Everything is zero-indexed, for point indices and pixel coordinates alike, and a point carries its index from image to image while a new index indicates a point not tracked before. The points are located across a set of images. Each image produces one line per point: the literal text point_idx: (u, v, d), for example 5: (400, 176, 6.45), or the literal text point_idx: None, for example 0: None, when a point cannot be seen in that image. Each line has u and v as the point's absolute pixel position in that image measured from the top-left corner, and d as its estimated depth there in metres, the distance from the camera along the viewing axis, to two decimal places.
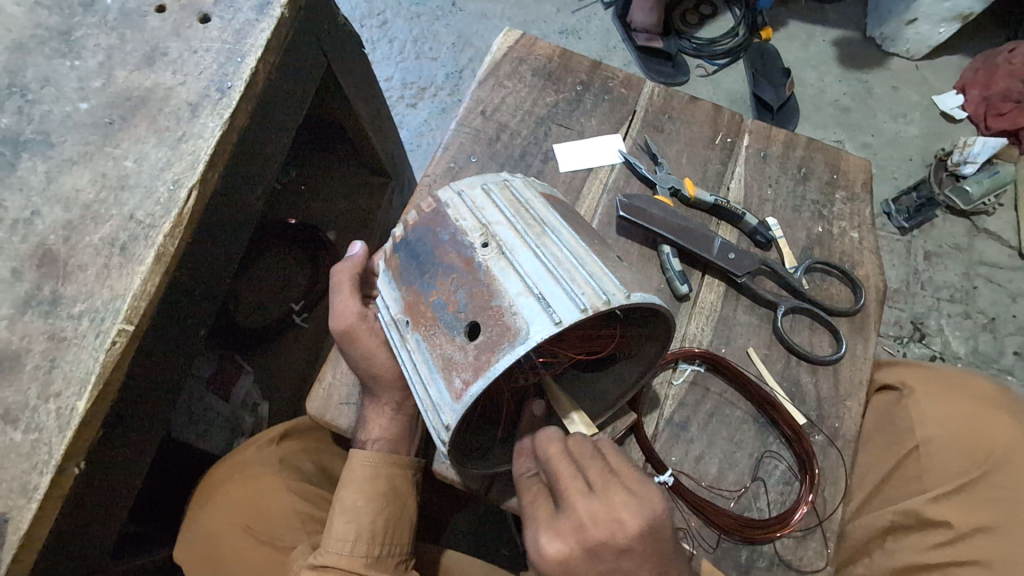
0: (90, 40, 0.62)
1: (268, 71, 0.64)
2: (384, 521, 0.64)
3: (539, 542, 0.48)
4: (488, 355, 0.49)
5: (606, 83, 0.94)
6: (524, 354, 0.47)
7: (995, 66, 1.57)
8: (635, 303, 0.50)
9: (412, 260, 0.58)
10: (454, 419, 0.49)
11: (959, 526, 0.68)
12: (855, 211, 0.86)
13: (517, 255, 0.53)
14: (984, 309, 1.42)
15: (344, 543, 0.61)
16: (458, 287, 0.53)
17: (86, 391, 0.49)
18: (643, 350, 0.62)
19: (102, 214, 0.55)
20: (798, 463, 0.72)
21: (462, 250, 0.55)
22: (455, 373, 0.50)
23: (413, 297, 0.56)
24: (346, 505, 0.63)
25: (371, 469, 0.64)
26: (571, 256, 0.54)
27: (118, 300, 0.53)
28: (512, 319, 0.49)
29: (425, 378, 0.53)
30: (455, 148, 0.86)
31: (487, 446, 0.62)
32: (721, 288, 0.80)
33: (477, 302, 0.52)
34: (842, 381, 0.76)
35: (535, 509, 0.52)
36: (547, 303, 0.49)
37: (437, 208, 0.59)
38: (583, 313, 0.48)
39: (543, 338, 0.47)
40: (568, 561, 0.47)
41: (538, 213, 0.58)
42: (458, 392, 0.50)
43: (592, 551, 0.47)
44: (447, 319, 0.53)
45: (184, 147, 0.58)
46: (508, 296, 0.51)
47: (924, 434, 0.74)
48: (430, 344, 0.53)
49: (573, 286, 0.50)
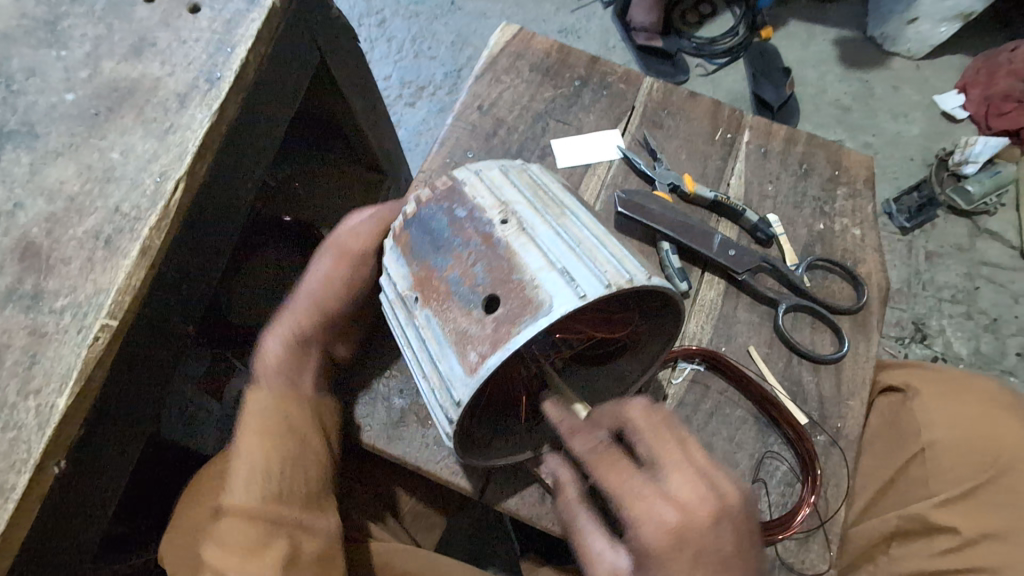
0: (77, 30, 0.61)
1: (258, 62, 0.62)
2: (282, 461, 0.59)
3: (658, 513, 0.46)
4: (507, 327, 0.47)
5: (604, 79, 0.92)
6: (547, 326, 0.46)
7: (998, 65, 1.56)
8: (656, 285, 0.50)
9: (425, 235, 0.56)
10: (468, 394, 0.48)
11: (966, 532, 0.67)
12: (857, 208, 0.85)
13: (537, 233, 0.52)
14: (986, 309, 1.41)
15: (238, 483, 0.58)
16: (475, 261, 0.52)
17: (67, 388, 0.48)
18: (649, 343, 0.61)
19: (86, 207, 0.54)
20: (800, 463, 0.70)
21: (480, 226, 0.53)
22: (470, 347, 0.49)
23: (425, 272, 0.54)
24: (239, 446, 0.60)
25: (269, 399, 0.62)
26: (592, 237, 0.53)
27: (102, 294, 0.51)
28: (534, 292, 0.48)
29: (436, 354, 0.51)
30: (451, 144, 0.85)
31: (486, 437, 0.60)
32: (721, 285, 0.79)
33: (496, 276, 0.50)
34: (844, 381, 0.75)
35: (629, 489, 0.49)
36: (571, 278, 0.48)
37: (453, 185, 0.57)
38: (608, 288, 0.47)
39: (566, 311, 0.45)
40: (687, 533, 0.46)
41: (557, 196, 0.58)
42: (473, 365, 0.48)
43: (715, 525, 0.46)
44: (463, 293, 0.51)
45: (171, 138, 0.57)
46: (529, 270, 0.49)
47: (929, 437, 0.72)
48: (442, 318, 0.51)
49: (596, 264, 0.49)
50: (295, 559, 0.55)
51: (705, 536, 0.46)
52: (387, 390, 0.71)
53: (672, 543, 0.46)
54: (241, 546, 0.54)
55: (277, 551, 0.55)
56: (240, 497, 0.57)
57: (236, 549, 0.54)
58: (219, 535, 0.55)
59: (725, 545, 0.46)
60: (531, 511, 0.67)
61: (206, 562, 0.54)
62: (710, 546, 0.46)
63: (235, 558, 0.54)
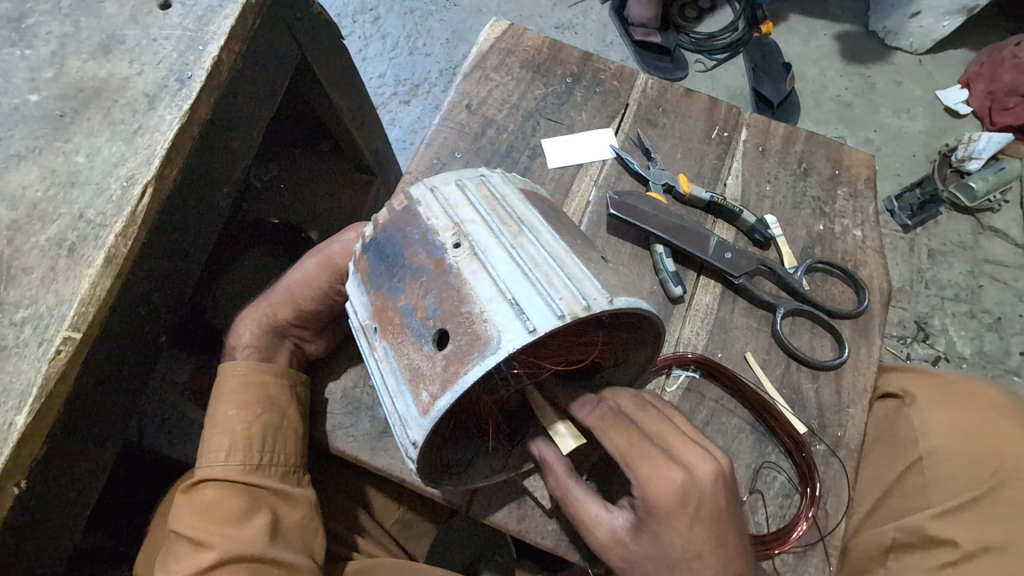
0: (42, 27, 0.59)
1: (233, 61, 0.60)
2: (261, 429, 0.61)
3: (668, 473, 0.48)
4: (456, 367, 0.45)
5: (597, 75, 0.90)
6: (496, 365, 0.43)
7: (1002, 60, 1.52)
8: (617, 309, 0.47)
9: (380, 261, 0.53)
10: (420, 436, 0.46)
11: (966, 545, 0.64)
12: (858, 208, 0.82)
13: (490, 258, 0.49)
14: (989, 308, 1.38)
15: (220, 454, 0.60)
16: (427, 291, 0.49)
17: (25, 406, 0.46)
18: (633, 356, 0.58)
19: (49, 214, 0.52)
20: (798, 475, 0.68)
21: (432, 251, 0.51)
22: (422, 385, 0.47)
23: (380, 302, 0.52)
24: (215, 418, 0.62)
25: (241, 379, 0.63)
26: (551, 258, 0.50)
27: (64, 305, 0.49)
28: (484, 327, 0.45)
29: (392, 390, 0.50)
30: (439, 144, 0.82)
31: (465, 458, 0.58)
32: (717, 289, 0.76)
33: (447, 308, 0.48)
34: (845, 388, 0.72)
35: (637, 449, 0.50)
36: (521, 309, 0.45)
37: (409, 206, 0.54)
38: (559, 321, 0.44)
39: (515, 348, 0.43)
40: (691, 493, 0.48)
41: (516, 210, 0.54)
42: (425, 405, 0.46)
43: (716, 486, 0.49)
44: (416, 326, 0.49)
45: (139, 141, 0.55)
46: (479, 302, 0.47)
47: (927, 445, 0.70)
48: (398, 353, 0.49)
49: (551, 291, 0.46)
50: (276, 528, 0.58)
51: (704, 495, 0.48)
52: (371, 399, 0.69)
53: (679, 500, 0.47)
54: (224, 515, 0.56)
55: (260, 520, 0.57)
56: (223, 468, 0.59)
57: (218, 516, 0.56)
58: (200, 503, 0.58)
59: (719, 504, 0.49)
60: (519, 525, 0.65)
61: (188, 529, 0.56)
62: (710, 503, 0.48)
63: (217, 525, 0.56)
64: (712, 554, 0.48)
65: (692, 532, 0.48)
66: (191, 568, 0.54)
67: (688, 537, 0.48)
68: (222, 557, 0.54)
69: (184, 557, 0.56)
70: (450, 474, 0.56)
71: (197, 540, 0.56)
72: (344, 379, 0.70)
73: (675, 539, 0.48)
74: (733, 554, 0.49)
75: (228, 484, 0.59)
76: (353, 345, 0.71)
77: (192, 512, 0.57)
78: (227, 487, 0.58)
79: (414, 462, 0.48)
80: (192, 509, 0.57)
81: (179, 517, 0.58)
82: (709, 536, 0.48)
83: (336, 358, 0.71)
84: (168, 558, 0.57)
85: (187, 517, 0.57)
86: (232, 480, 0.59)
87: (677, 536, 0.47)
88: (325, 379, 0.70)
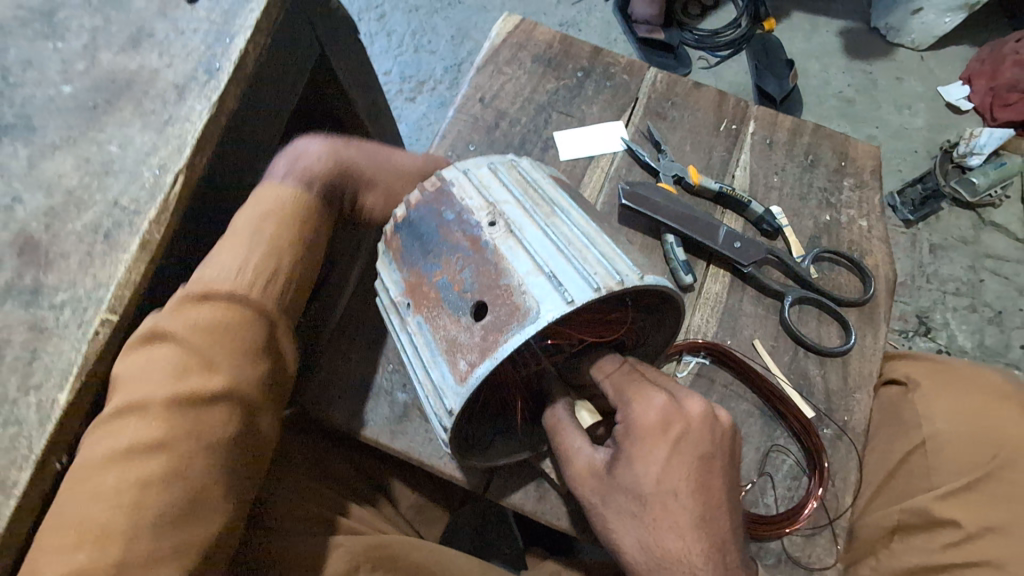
0: (73, 21, 0.60)
1: (258, 53, 0.62)
2: (297, 269, 0.56)
3: (654, 402, 0.51)
4: (495, 336, 0.47)
5: (607, 70, 0.91)
6: (534, 334, 0.45)
7: (1003, 56, 1.54)
8: (648, 285, 0.49)
9: (415, 240, 0.56)
10: (458, 403, 0.48)
11: (968, 526, 0.65)
12: (863, 199, 0.84)
13: (526, 235, 0.51)
14: (989, 302, 1.40)
15: (246, 274, 0.52)
16: (463, 266, 0.51)
17: (67, 384, 0.47)
18: (652, 337, 0.61)
19: (85, 201, 0.53)
20: (806, 457, 0.70)
21: (468, 229, 0.53)
22: (460, 355, 0.49)
23: (415, 278, 0.54)
24: (243, 229, 0.55)
25: (281, 202, 0.57)
26: (582, 236, 0.52)
27: (101, 288, 0.50)
28: (521, 298, 0.47)
29: (427, 361, 0.52)
30: (453, 136, 0.84)
31: (488, 437, 0.61)
32: (726, 278, 0.78)
33: (484, 282, 0.50)
34: (851, 373, 0.74)
35: (634, 389, 0.52)
36: (558, 282, 0.47)
37: (442, 187, 0.57)
38: (597, 292, 0.46)
39: (553, 317, 0.45)
40: (679, 429, 0.50)
41: (548, 192, 0.56)
42: (463, 374, 0.48)
43: (704, 430, 0.50)
44: (453, 300, 0.51)
45: (170, 130, 0.56)
46: (516, 275, 0.49)
47: (930, 429, 0.72)
48: (434, 326, 0.52)
49: (585, 266, 0.48)
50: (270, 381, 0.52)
51: (691, 431, 0.50)
52: (389, 384, 0.71)
53: (660, 426, 0.49)
54: (239, 340, 0.49)
55: (264, 367, 0.51)
56: (248, 291, 0.52)
57: (232, 343, 0.49)
58: (209, 318, 0.49)
59: (705, 445, 0.50)
60: (535, 506, 0.67)
61: (190, 339, 0.48)
62: (693, 438, 0.50)
63: (228, 351, 0.49)
64: (688, 493, 0.48)
65: (671, 461, 0.49)
66: (185, 386, 0.45)
67: (665, 467, 0.48)
68: (232, 388, 0.47)
69: (169, 371, 0.46)
70: (474, 450, 0.58)
71: (201, 357, 0.47)
72: (363, 364, 0.72)
73: (650, 466, 0.49)
74: (714, 501, 0.49)
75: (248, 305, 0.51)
76: (373, 331, 0.73)
77: (194, 324, 0.49)
78: (245, 312, 0.51)
79: (448, 431, 0.50)
80: (197, 321, 0.49)
81: (173, 321, 0.48)
82: (688, 477, 0.49)
83: (355, 343, 0.73)
84: (137, 363, 0.46)
85: (186, 326, 0.48)
86: (252, 306, 0.52)
87: (653, 463, 0.49)
88: (343, 366, 0.71)
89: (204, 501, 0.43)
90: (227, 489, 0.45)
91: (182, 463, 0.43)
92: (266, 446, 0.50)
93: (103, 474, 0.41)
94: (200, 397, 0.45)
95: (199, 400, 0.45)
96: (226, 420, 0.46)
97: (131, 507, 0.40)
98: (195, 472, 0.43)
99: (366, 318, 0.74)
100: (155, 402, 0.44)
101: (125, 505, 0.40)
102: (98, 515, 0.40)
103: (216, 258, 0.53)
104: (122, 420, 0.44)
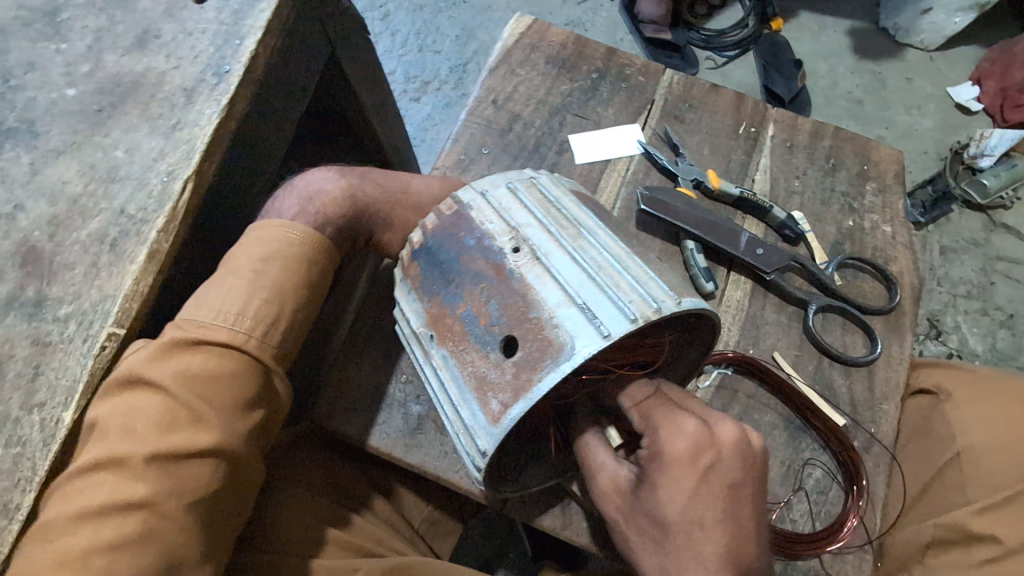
0: (77, 22, 0.58)
1: (269, 55, 0.60)
2: (296, 309, 0.54)
3: (682, 426, 0.49)
4: (528, 374, 0.45)
5: (622, 71, 0.89)
6: (570, 372, 0.43)
7: (1014, 56, 1.52)
8: (686, 310, 0.47)
9: (435, 268, 0.53)
10: (491, 445, 0.46)
11: (1008, 541, 0.62)
12: (886, 204, 0.82)
13: (553, 262, 0.49)
14: (1002, 305, 1.38)
15: (245, 319, 0.50)
16: (489, 297, 0.49)
17: (73, 402, 0.45)
18: (686, 354, 0.59)
19: (90, 209, 0.51)
20: (841, 469, 0.68)
21: (490, 256, 0.51)
22: (490, 395, 0.47)
23: (437, 309, 0.52)
24: (248, 269, 0.52)
25: (287, 241, 0.55)
26: (612, 260, 0.50)
27: (107, 301, 0.48)
28: (554, 333, 0.45)
29: (456, 399, 0.49)
30: (465, 139, 0.82)
31: (521, 463, 0.59)
32: (747, 285, 0.76)
33: (512, 315, 0.47)
34: (877, 384, 0.72)
35: (665, 414, 0.50)
36: (592, 313, 0.45)
37: (459, 210, 0.54)
38: (634, 323, 0.44)
39: (590, 353, 0.43)
40: (708, 458, 0.47)
41: (571, 212, 0.54)
42: (495, 415, 0.46)
43: (737, 458, 0.48)
44: (479, 334, 0.49)
45: (179, 135, 0.54)
46: (547, 307, 0.46)
47: (966, 441, 0.69)
48: (460, 361, 0.49)
49: (619, 294, 0.46)
50: (260, 429, 0.50)
51: (721, 458, 0.47)
52: (403, 396, 0.69)
53: (689, 454, 0.47)
54: (230, 392, 0.48)
55: (254, 417, 0.49)
56: (244, 339, 0.50)
57: (219, 395, 0.47)
58: (198, 367, 0.47)
59: (736, 474, 0.47)
60: (556, 522, 0.64)
61: (176, 389, 0.46)
62: (725, 467, 0.47)
63: (216, 403, 0.47)
64: (715, 525, 0.46)
65: (698, 491, 0.46)
66: (168, 442, 0.44)
67: (691, 497, 0.46)
68: (217, 445, 0.46)
69: (155, 425, 0.45)
70: (508, 480, 0.57)
71: (189, 410, 0.46)
72: (374, 376, 0.69)
73: (675, 495, 0.47)
74: (742, 531, 0.47)
75: (241, 356, 0.49)
76: (384, 342, 0.71)
77: (185, 372, 0.47)
78: (239, 361, 0.49)
79: (481, 472, 0.48)
80: (186, 370, 0.47)
81: (162, 369, 0.46)
82: (717, 508, 0.46)
83: (367, 353, 0.70)
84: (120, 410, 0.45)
85: (177, 375, 0.46)
86: (249, 354, 0.50)
87: (678, 492, 0.47)
88: (354, 377, 0.69)
89: (177, 566, 0.43)
90: (204, 552, 0.45)
91: (158, 524, 0.43)
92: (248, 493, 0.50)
93: (78, 534, 0.41)
94: (185, 456, 0.45)
95: (181, 458, 0.44)
96: (207, 476, 0.45)
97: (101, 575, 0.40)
98: (170, 536, 0.43)
99: (377, 327, 0.71)
100: (135, 458, 0.43)
101: (94, 572, 0.40)
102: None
103: (212, 297, 0.51)
104: (101, 474, 0.43)
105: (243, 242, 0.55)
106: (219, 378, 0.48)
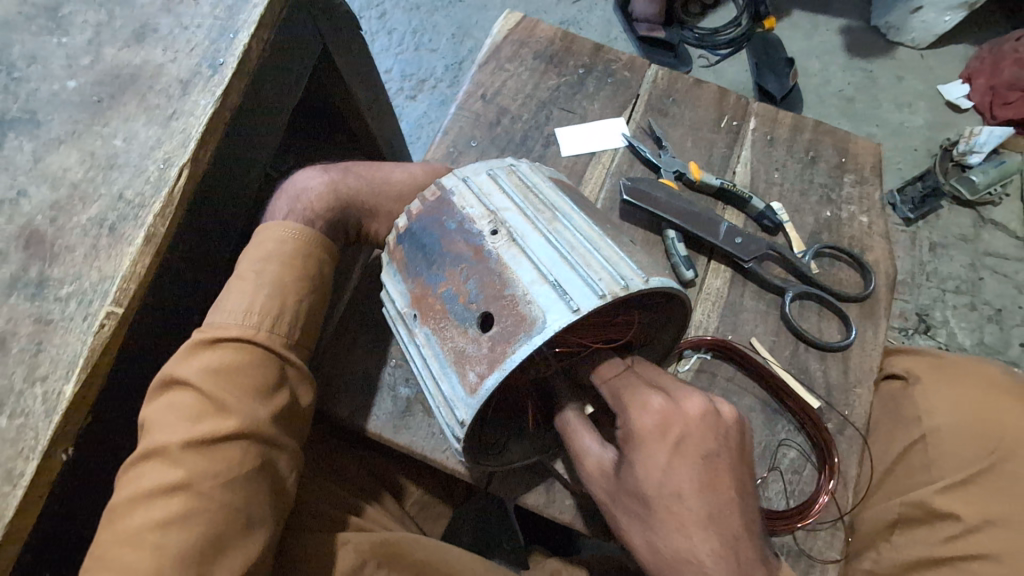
0: (78, 17, 0.60)
1: (262, 49, 0.62)
2: (305, 301, 0.57)
3: (648, 402, 0.51)
4: (503, 347, 0.47)
5: (609, 66, 0.92)
6: (541, 344, 0.45)
7: (1003, 55, 1.54)
8: (653, 288, 0.49)
9: (418, 251, 0.56)
10: (469, 415, 0.48)
11: (967, 518, 0.65)
12: (864, 195, 0.84)
13: (529, 243, 0.51)
14: (989, 300, 1.40)
15: (253, 314, 0.53)
16: (468, 277, 0.51)
17: (73, 375, 0.48)
18: (660, 335, 0.62)
19: (90, 194, 0.53)
20: (815, 450, 0.70)
21: (470, 238, 0.53)
22: (468, 367, 0.49)
23: (420, 289, 0.55)
24: (247, 269, 0.56)
25: (283, 241, 0.58)
26: (585, 241, 0.52)
27: (107, 281, 0.51)
28: (527, 308, 0.47)
29: (437, 374, 0.52)
30: (454, 132, 0.84)
31: (500, 441, 0.61)
32: (727, 273, 0.78)
33: (489, 293, 0.50)
34: (852, 368, 0.75)
35: (635, 395, 0.52)
36: (563, 290, 0.47)
37: (442, 196, 0.57)
38: (602, 299, 0.46)
39: (560, 326, 0.45)
40: (677, 432, 0.50)
41: (548, 197, 0.56)
42: (472, 386, 0.48)
43: (704, 429, 0.50)
44: (458, 311, 0.51)
45: (175, 124, 0.57)
46: (521, 285, 0.49)
47: (930, 423, 0.72)
48: (441, 338, 0.52)
49: (590, 273, 0.48)
50: (287, 414, 0.53)
51: (690, 430, 0.50)
52: (392, 380, 0.71)
53: (659, 430, 0.50)
54: (249, 380, 0.50)
55: (280, 401, 0.52)
56: (254, 331, 0.53)
57: (243, 384, 0.50)
58: (219, 361, 0.50)
59: (706, 444, 0.50)
60: (540, 500, 0.67)
61: (201, 382, 0.49)
62: (694, 438, 0.50)
63: (240, 391, 0.49)
64: (694, 495, 0.48)
65: (673, 465, 0.48)
66: (200, 428, 0.47)
67: (667, 470, 0.48)
68: (245, 427, 0.48)
69: (188, 415, 0.48)
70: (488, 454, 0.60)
71: (215, 399, 0.48)
72: (363, 361, 0.72)
73: (651, 470, 0.49)
74: (721, 498, 0.49)
75: (246, 346, 0.52)
76: (373, 327, 0.73)
77: (207, 367, 0.50)
78: (257, 351, 0.52)
79: (460, 442, 0.50)
80: (208, 365, 0.50)
81: (189, 366, 0.50)
82: (693, 478, 0.48)
83: (357, 336, 0.73)
84: (160, 407, 0.49)
85: (202, 371, 0.50)
86: (262, 345, 0.53)
87: (654, 466, 0.49)
88: (345, 360, 0.72)
89: (224, 539, 0.45)
90: (248, 525, 0.46)
91: (199, 503, 0.45)
92: (283, 477, 0.51)
93: (133, 515, 0.44)
94: (216, 439, 0.47)
95: (213, 443, 0.47)
96: (240, 458, 0.47)
97: (154, 548, 0.42)
98: (214, 514, 0.45)
99: (366, 314, 0.74)
100: (172, 445, 0.46)
101: (148, 546, 0.42)
102: (125, 556, 0.42)
103: (223, 299, 0.54)
104: (147, 464, 0.46)
105: (247, 247, 0.58)
106: (239, 368, 0.50)
